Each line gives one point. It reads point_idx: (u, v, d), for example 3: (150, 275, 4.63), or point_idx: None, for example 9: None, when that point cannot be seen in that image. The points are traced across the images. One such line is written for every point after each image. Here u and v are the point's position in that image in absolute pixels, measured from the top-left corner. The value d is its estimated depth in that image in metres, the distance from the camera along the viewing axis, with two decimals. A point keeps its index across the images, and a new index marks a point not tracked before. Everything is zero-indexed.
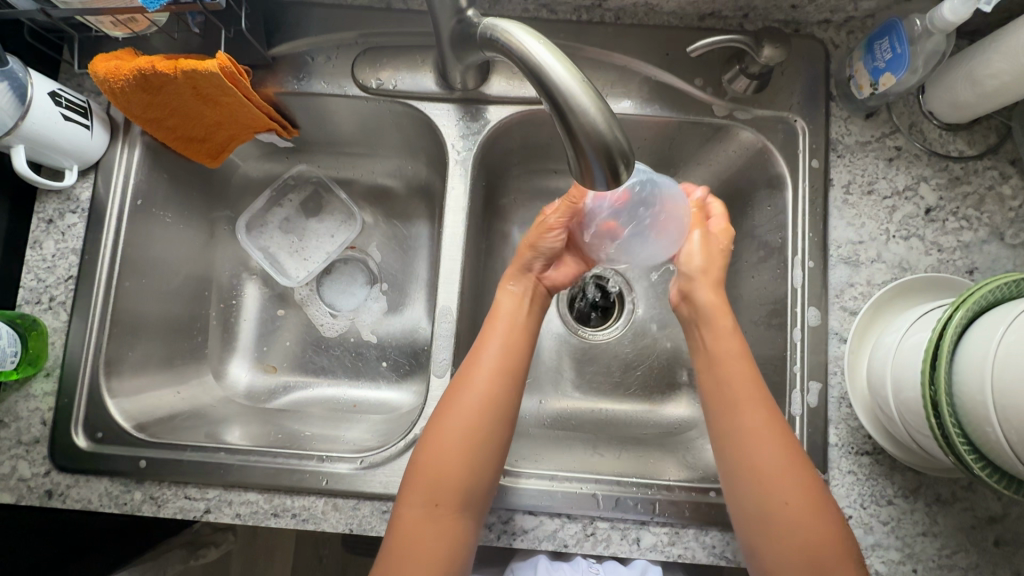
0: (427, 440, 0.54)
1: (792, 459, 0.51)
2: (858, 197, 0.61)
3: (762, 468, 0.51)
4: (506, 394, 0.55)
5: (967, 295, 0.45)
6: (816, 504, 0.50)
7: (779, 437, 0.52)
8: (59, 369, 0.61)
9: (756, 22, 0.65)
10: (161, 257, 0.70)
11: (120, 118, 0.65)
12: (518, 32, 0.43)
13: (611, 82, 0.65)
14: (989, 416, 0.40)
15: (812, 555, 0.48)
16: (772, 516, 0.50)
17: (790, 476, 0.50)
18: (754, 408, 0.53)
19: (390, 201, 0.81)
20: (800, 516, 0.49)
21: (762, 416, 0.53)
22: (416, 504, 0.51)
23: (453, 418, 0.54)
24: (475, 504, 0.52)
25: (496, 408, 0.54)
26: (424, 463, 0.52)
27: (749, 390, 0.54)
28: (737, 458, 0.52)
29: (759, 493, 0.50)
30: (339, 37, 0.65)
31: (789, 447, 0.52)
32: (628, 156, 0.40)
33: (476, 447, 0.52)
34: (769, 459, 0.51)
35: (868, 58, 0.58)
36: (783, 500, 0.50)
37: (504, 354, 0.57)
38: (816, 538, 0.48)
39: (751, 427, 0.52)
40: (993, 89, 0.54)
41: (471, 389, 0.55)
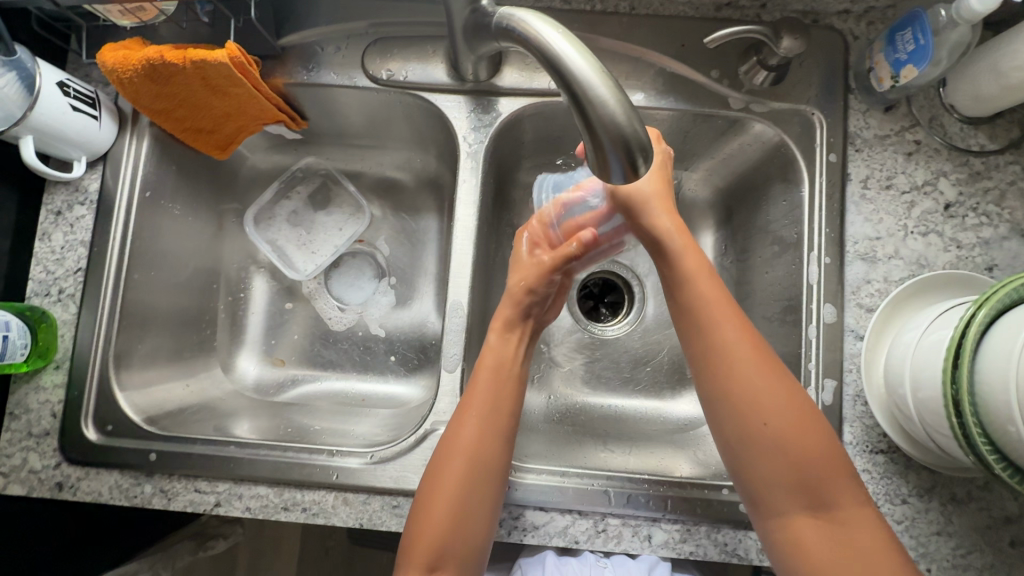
0: (419, 503, 0.52)
1: (776, 381, 0.50)
2: (876, 193, 0.60)
3: (746, 392, 0.50)
4: (498, 447, 0.54)
5: (991, 292, 0.44)
6: (805, 420, 0.49)
7: (761, 360, 0.51)
8: (68, 362, 0.61)
9: (774, 12, 0.63)
10: (170, 249, 0.69)
11: (128, 109, 0.65)
12: (536, 22, 0.42)
13: (625, 74, 0.64)
14: (1014, 417, 0.39)
15: (806, 476, 0.48)
16: (761, 439, 0.49)
17: (776, 394, 0.49)
18: (735, 328, 0.52)
19: (399, 194, 0.80)
20: (789, 433, 0.48)
21: (743, 335, 0.52)
22: (415, 569, 0.50)
23: (444, 478, 0.52)
24: (472, 563, 0.51)
25: (488, 463, 0.53)
26: (422, 525, 0.51)
27: (729, 316, 0.53)
28: (722, 382, 0.51)
29: (744, 417, 0.50)
30: (348, 26, 0.64)
31: (772, 367, 0.51)
32: (647, 148, 0.39)
33: (471, 502, 0.51)
34: (752, 381, 0.50)
35: (889, 50, 0.57)
36: (768, 419, 0.49)
37: (492, 409, 0.56)
38: (810, 458, 0.48)
39: (733, 351, 0.51)
40: (1018, 82, 0.53)
41: (462, 449, 0.53)
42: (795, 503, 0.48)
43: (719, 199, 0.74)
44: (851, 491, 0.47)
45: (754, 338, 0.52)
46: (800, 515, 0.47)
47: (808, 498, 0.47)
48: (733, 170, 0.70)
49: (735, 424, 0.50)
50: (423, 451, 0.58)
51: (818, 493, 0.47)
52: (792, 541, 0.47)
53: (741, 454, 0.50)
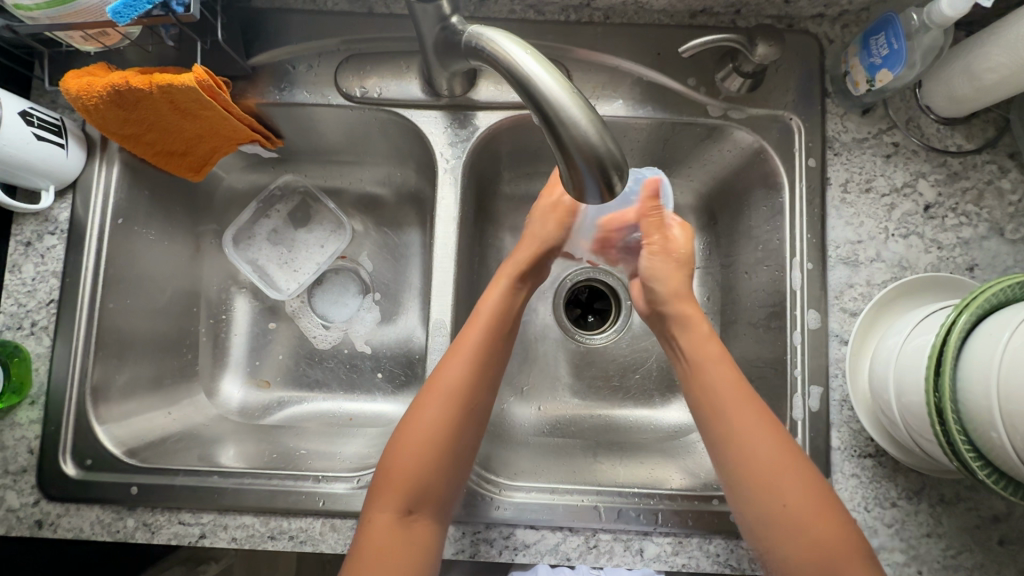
0: (395, 441, 0.52)
1: (789, 457, 0.48)
2: (856, 196, 0.60)
3: (766, 476, 0.48)
4: (485, 392, 0.55)
5: (971, 298, 0.44)
6: (830, 515, 0.46)
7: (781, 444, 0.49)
8: (44, 396, 0.60)
9: (749, 18, 0.63)
10: (146, 276, 0.68)
11: (96, 135, 0.64)
12: (504, 41, 0.41)
13: (602, 83, 0.64)
14: (995, 423, 0.39)
15: (830, 568, 0.44)
16: (790, 536, 0.46)
17: (793, 478, 0.47)
18: (747, 405, 0.51)
19: (380, 209, 0.79)
20: (812, 521, 0.46)
21: (756, 419, 0.50)
22: (388, 510, 0.50)
23: (429, 421, 0.52)
24: (449, 508, 0.52)
25: (471, 408, 0.54)
26: (396, 468, 0.51)
27: (747, 399, 0.51)
28: (742, 467, 0.49)
29: (767, 506, 0.47)
30: (321, 43, 0.63)
31: (788, 447, 0.49)
32: (621, 165, 0.39)
33: (449, 441, 0.52)
34: (771, 466, 0.48)
35: (864, 54, 0.57)
36: (787, 505, 0.47)
37: (486, 353, 0.55)
38: (832, 550, 0.45)
39: (748, 438, 0.49)
40: (992, 83, 0.53)
41: (453, 393, 0.53)
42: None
43: (702, 204, 0.74)
44: None
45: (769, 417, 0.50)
46: None
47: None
48: (714, 175, 0.70)
49: (760, 514, 0.47)
50: None
51: None
52: None
53: (763, 534, 0.47)
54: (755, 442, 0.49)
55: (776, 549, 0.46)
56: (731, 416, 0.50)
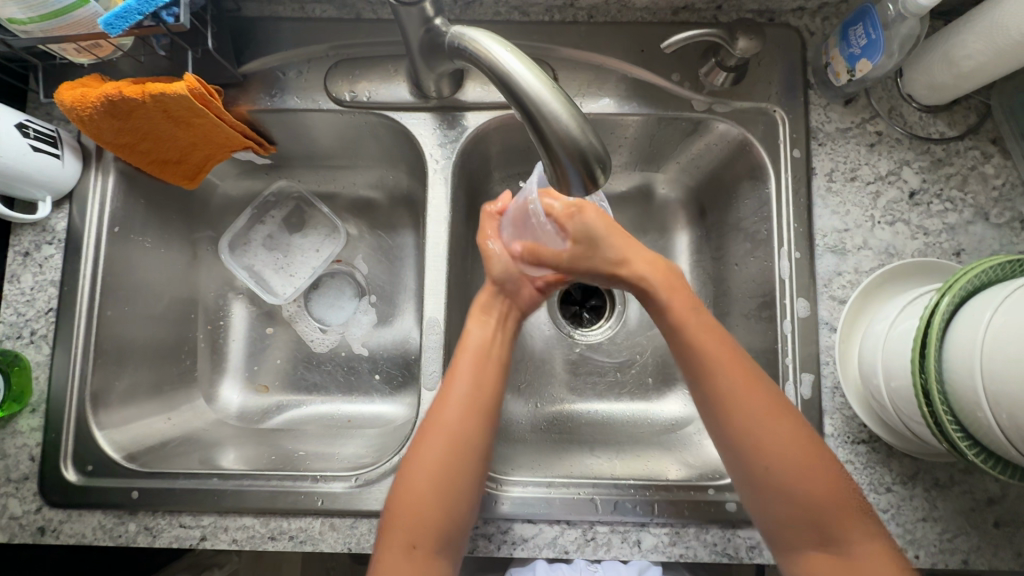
0: (399, 482, 0.51)
1: (777, 413, 0.49)
2: (841, 185, 0.61)
3: (759, 444, 0.49)
4: (481, 428, 0.53)
5: (954, 280, 0.45)
6: (820, 464, 0.48)
7: (769, 406, 0.49)
8: (44, 404, 0.61)
9: (730, 13, 0.64)
10: (143, 283, 0.69)
11: (92, 146, 0.65)
12: (486, 41, 0.42)
13: (588, 81, 0.64)
14: (981, 403, 0.40)
15: (820, 515, 0.47)
16: (784, 488, 0.48)
17: (780, 438, 0.48)
18: (733, 367, 0.51)
19: (374, 212, 0.80)
20: (802, 477, 0.47)
21: (747, 383, 0.50)
22: (394, 547, 0.49)
23: (424, 458, 0.51)
24: (459, 542, 0.51)
25: (470, 446, 0.52)
26: (399, 507, 0.50)
27: (737, 365, 0.51)
28: (737, 436, 0.49)
29: (762, 464, 0.48)
30: (310, 50, 0.65)
31: (776, 403, 0.50)
32: (604, 159, 0.40)
33: (450, 481, 0.50)
34: (759, 429, 0.49)
35: (843, 45, 0.58)
36: (776, 462, 0.48)
37: (475, 388, 0.54)
38: (820, 501, 0.47)
39: (739, 408, 0.50)
40: (969, 69, 0.54)
41: (445, 430, 0.52)
42: (809, 540, 0.47)
43: (691, 199, 0.74)
44: (865, 529, 0.47)
45: (756, 380, 0.51)
46: (813, 556, 0.47)
47: (821, 537, 0.47)
48: (702, 169, 0.71)
49: (756, 472, 0.49)
50: None
51: (831, 531, 0.47)
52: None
53: (757, 495, 0.49)
54: (750, 404, 0.49)
55: (766, 507, 0.49)
56: (723, 388, 0.50)
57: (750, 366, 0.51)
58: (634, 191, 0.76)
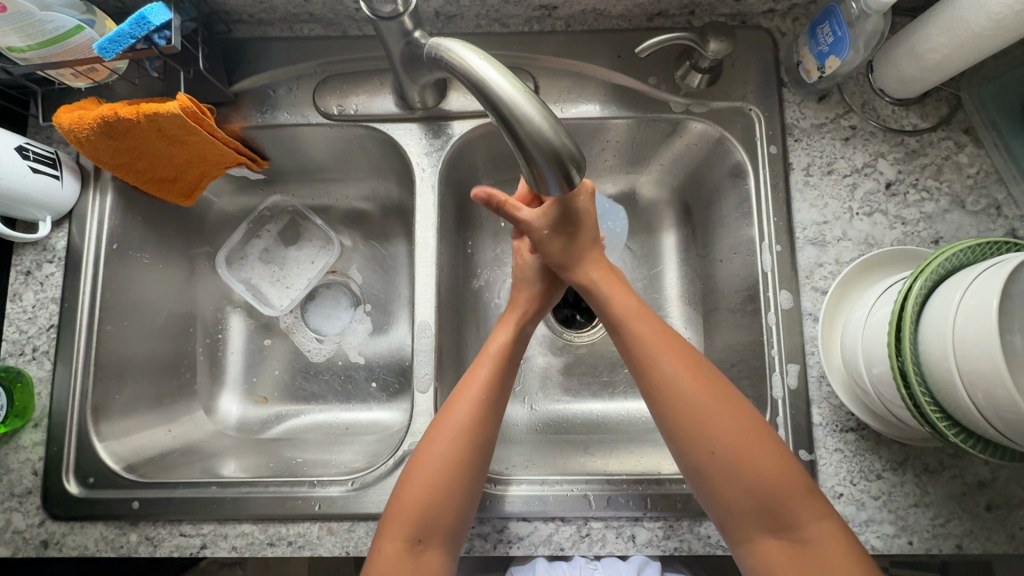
0: (406, 476, 0.52)
1: (717, 395, 0.50)
2: (819, 178, 0.62)
3: (701, 430, 0.49)
4: (492, 427, 0.54)
5: (925, 265, 0.46)
6: (762, 447, 0.48)
7: (716, 395, 0.50)
8: (46, 419, 0.62)
9: (703, 17, 0.66)
10: (142, 298, 0.70)
11: (90, 166, 0.67)
12: (462, 51, 0.44)
13: (567, 87, 0.66)
14: (956, 383, 0.41)
15: (766, 498, 0.47)
16: (727, 471, 0.48)
17: (726, 426, 0.49)
18: (673, 353, 0.52)
19: (367, 223, 0.82)
20: (749, 463, 0.47)
21: (690, 375, 0.51)
22: (396, 538, 0.50)
23: (436, 451, 0.52)
24: (459, 539, 0.52)
25: (482, 443, 0.53)
26: (405, 500, 0.51)
27: (679, 358, 0.52)
28: (678, 422, 0.50)
29: (706, 453, 0.48)
30: (299, 67, 0.67)
31: (718, 388, 0.51)
32: (578, 159, 0.42)
33: (456, 480, 0.51)
34: (706, 417, 0.49)
35: (813, 44, 0.59)
36: (723, 452, 0.48)
37: (493, 388, 0.56)
38: (770, 485, 0.47)
39: (688, 398, 0.50)
40: (935, 62, 0.56)
41: (456, 427, 0.53)
42: (762, 529, 0.47)
43: (675, 198, 0.76)
44: (815, 510, 0.47)
45: (699, 371, 0.51)
46: (768, 542, 0.47)
47: (774, 525, 0.47)
48: (685, 169, 0.72)
49: (698, 457, 0.49)
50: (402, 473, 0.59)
51: (781, 516, 0.47)
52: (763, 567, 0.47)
53: (705, 484, 0.49)
54: (689, 391, 0.50)
55: (716, 496, 0.48)
56: (669, 380, 0.51)
57: (690, 354, 0.53)
58: (619, 194, 0.78)
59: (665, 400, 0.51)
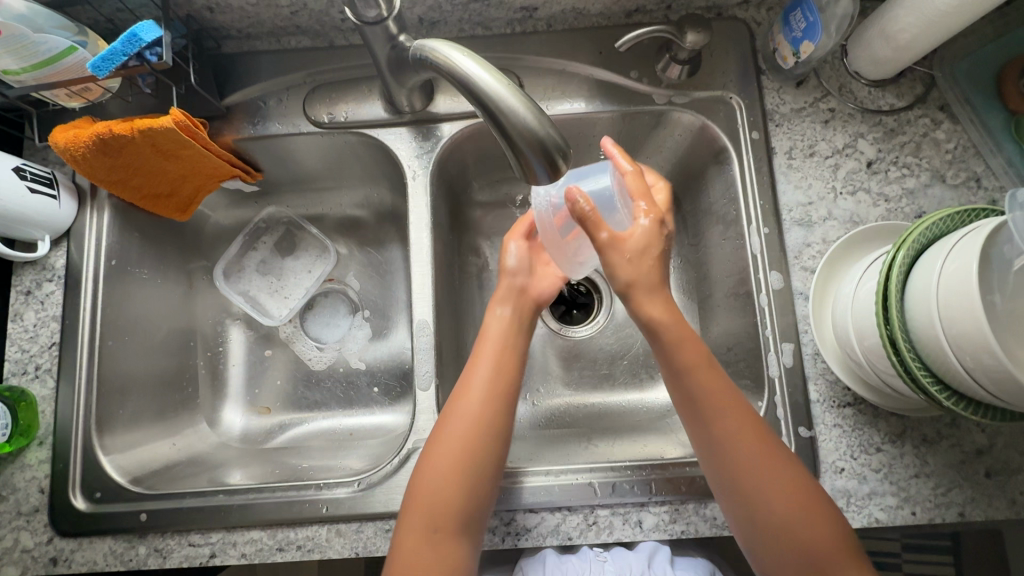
0: (421, 466, 0.53)
1: (776, 465, 0.50)
2: (801, 161, 0.64)
3: (759, 502, 0.49)
4: (500, 412, 0.54)
5: (907, 235, 0.47)
6: (822, 520, 0.48)
7: (777, 467, 0.50)
8: (51, 436, 0.62)
9: (679, 11, 0.68)
10: (142, 313, 0.71)
11: (86, 185, 0.68)
12: (446, 49, 0.46)
13: (552, 85, 0.68)
14: (944, 346, 0.42)
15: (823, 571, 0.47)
16: (782, 543, 0.48)
17: (787, 494, 0.49)
18: (739, 423, 0.51)
19: (361, 230, 0.83)
20: (806, 537, 0.48)
21: (750, 442, 0.50)
22: (415, 530, 0.51)
23: (445, 440, 0.53)
24: (476, 526, 0.52)
25: (491, 431, 0.53)
26: (421, 488, 0.52)
27: (742, 423, 0.51)
28: (735, 493, 0.50)
29: (762, 525, 0.49)
30: (288, 79, 0.68)
31: (778, 456, 0.50)
32: (565, 149, 0.43)
33: (473, 471, 0.52)
34: (740, 440, 0.50)
35: (787, 30, 0.61)
36: (783, 525, 0.48)
37: (497, 379, 0.56)
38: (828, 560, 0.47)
39: (753, 472, 0.49)
40: (906, 42, 0.58)
41: (464, 415, 0.53)
42: None
43: None
44: None
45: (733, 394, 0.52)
46: None
47: None
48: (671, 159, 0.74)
49: (755, 526, 0.49)
50: (408, 471, 0.59)
51: None
52: None
53: (765, 548, 0.49)
54: (746, 462, 0.50)
55: (771, 558, 0.49)
56: (732, 447, 0.50)
57: (755, 420, 0.52)
58: None
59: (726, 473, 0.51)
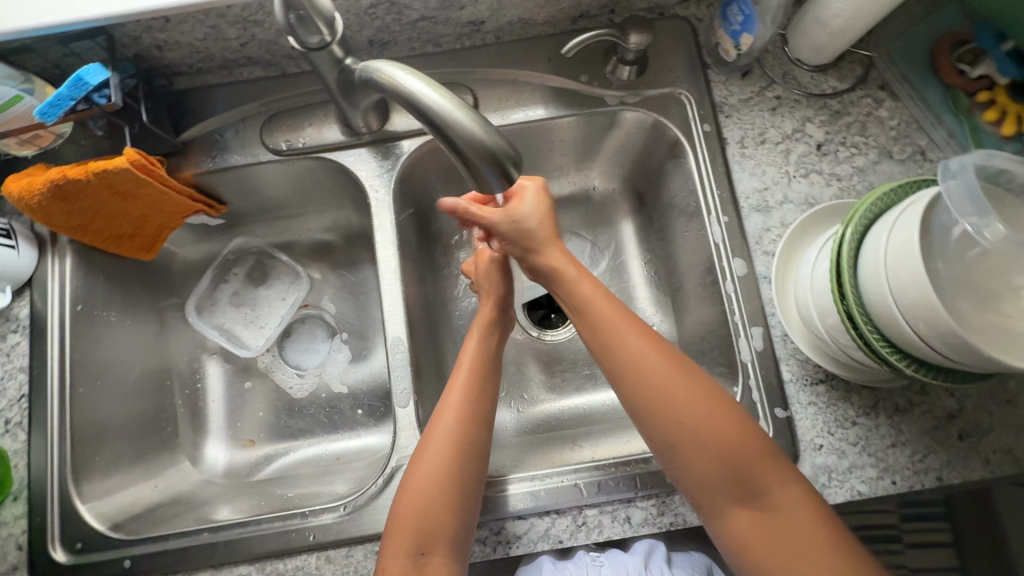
0: (402, 493, 0.52)
1: (674, 367, 0.52)
2: (753, 149, 0.65)
3: (663, 406, 0.50)
4: (480, 430, 0.55)
5: (854, 212, 0.48)
6: (724, 416, 0.50)
7: (675, 367, 0.51)
8: (26, 490, 0.61)
9: (623, 13, 0.70)
10: (113, 356, 0.70)
11: (46, 232, 0.67)
12: (392, 69, 0.46)
13: (506, 94, 0.69)
14: (898, 315, 0.43)
15: (730, 465, 0.48)
16: (691, 444, 0.49)
17: (691, 396, 0.50)
18: (635, 331, 0.53)
19: (333, 253, 0.83)
20: (709, 432, 0.49)
21: (647, 345, 0.52)
22: (399, 556, 0.49)
23: (428, 458, 0.53)
24: (462, 544, 0.51)
25: (472, 443, 0.54)
26: (404, 511, 0.51)
27: (637, 331, 0.53)
28: (640, 400, 0.51)
29: (669, 428, 0.50)
30: (244, 109, 0.69)
31: (675, 360, 0.52)
32: (515, 157, 0.44)
33: (457, 495, 0.51)
34: (665, 385, 0.50)
35: (726, 24, 0.63)
36: (690, 428, 0.49)
37: (476, 395, 0.56)
38: (732, 452, 0.48)
39: (651, 375, 0.51)
40: (839, 27, 0.60)
41: (444, 431, 0.54)
42: (730, 497, 0.49)
43: (627, 187, 0.78)
44: (779, 476, 0.48)
45: (670, 354, 0.52)
46: (737, 511, 0.48)
47: (740, 492, 0.48)
48: (630, 157, 0.75)
49: (663, 434, 0.50)
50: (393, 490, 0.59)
51: (747, 483, 0.48)
52: (738, 537, 0.48)
53: (673, 454, 0.50)
54: (643, 366, 0.51)
55: (681, 463, 0.50)
56: (630, 353, 0.52)
57: (647, 329, 0.54)
58: (574, 190, 0.80)
59: (627, 379, 0.52)
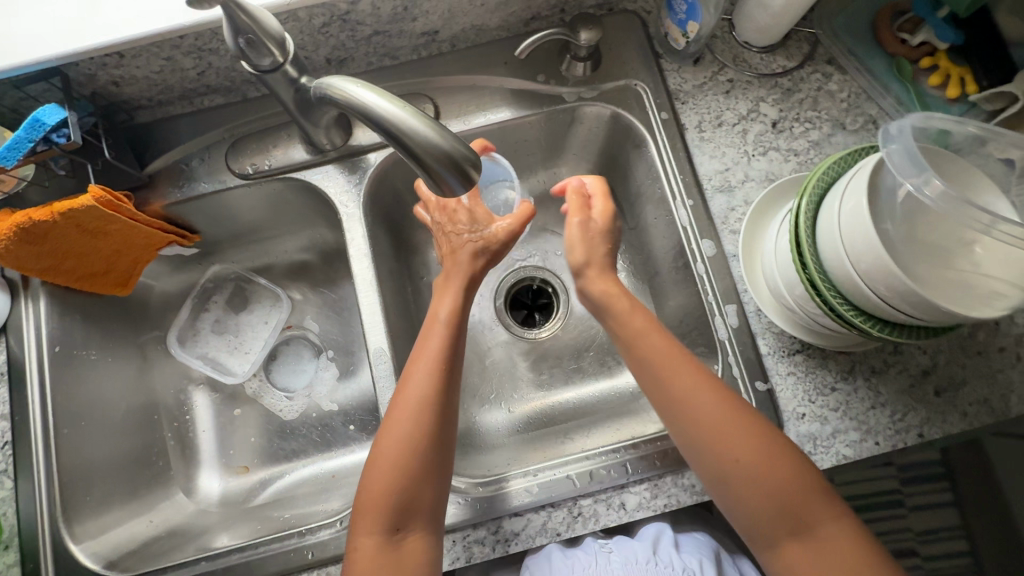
0: (370, 467, 0.53)
1: (724, 402, 0.53)
2: (711, 132, 0.67)
3: (714, 441, 0.51)
4: (446, 396, 0.55)
5: (807, 184, 0.50)
6: (778, 451, 0.50)
7: (725, 402, 0.53)
8: (16, 538, 0.60)
9: (573, 12, 0.72)
10: (96, 395, 0.70)
11: (16, 277, 0.67)
12: (345, 85, 0.47)
13: (466, 100, 0.70)
14: (856, 278, 0.44)
15: (781, 500, 0.49)
16: (742, 477, 0.50)
17: (742, 430, 0.51)
18: (684, 366, 0.55)
19: (311, 273, 0.83)
20: (761, 467, 0.50)
21: (696, 379, 0.54)
22: (371, 533, 0.51)
23: (394, 428, 0.53)
24: (437, 519, 0.52)
25: (435, 411, 0.54)
26: (374, 485, 0.52)
27: (686, 365, 0.55)
28: (691, 435, 0.52)
29: (720, 462, 0.51)
30: (208, 138, 0.69)
31: (725, 394, 0.53)
32: (473, 160, 0.44)
33: (423, 464, 0.52)
34: (716, 418, 0.52)
35: (672, 14, 0.65)
36: (740, 462, 0.50)
37: (438, 362, 0.56)
38: (784, 487, 0.49)
39: (700, 410, 0.52)
40: (780, 7, 0.62)
41: (408, 402, 0.54)
42: (784, 531, 0.49)
43: None
44: (831, 513, 0.49)
45: (719, 387, 0.54)
46: (791, 546, 0.49)
47: (795, 528, 0.49)
48: (595, 151, 0.76)
49: (715, 470, 0.51)
50: None
51: (800, 518, 0.49)
52: (790, 571, 0.49)
53: (725, 487, 0.51)
54: (692, 399, 0.53)
55: (733, 496, 0.51)
56: (682, 386, 0.54)
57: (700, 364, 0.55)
58: (543, 189, 0.81)
59: (676, 413, 0.53)
